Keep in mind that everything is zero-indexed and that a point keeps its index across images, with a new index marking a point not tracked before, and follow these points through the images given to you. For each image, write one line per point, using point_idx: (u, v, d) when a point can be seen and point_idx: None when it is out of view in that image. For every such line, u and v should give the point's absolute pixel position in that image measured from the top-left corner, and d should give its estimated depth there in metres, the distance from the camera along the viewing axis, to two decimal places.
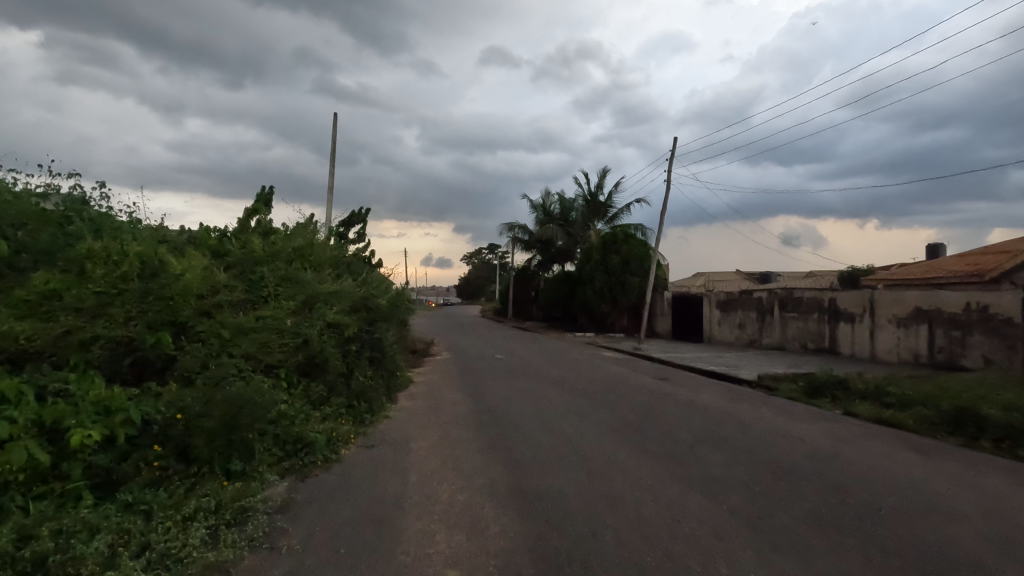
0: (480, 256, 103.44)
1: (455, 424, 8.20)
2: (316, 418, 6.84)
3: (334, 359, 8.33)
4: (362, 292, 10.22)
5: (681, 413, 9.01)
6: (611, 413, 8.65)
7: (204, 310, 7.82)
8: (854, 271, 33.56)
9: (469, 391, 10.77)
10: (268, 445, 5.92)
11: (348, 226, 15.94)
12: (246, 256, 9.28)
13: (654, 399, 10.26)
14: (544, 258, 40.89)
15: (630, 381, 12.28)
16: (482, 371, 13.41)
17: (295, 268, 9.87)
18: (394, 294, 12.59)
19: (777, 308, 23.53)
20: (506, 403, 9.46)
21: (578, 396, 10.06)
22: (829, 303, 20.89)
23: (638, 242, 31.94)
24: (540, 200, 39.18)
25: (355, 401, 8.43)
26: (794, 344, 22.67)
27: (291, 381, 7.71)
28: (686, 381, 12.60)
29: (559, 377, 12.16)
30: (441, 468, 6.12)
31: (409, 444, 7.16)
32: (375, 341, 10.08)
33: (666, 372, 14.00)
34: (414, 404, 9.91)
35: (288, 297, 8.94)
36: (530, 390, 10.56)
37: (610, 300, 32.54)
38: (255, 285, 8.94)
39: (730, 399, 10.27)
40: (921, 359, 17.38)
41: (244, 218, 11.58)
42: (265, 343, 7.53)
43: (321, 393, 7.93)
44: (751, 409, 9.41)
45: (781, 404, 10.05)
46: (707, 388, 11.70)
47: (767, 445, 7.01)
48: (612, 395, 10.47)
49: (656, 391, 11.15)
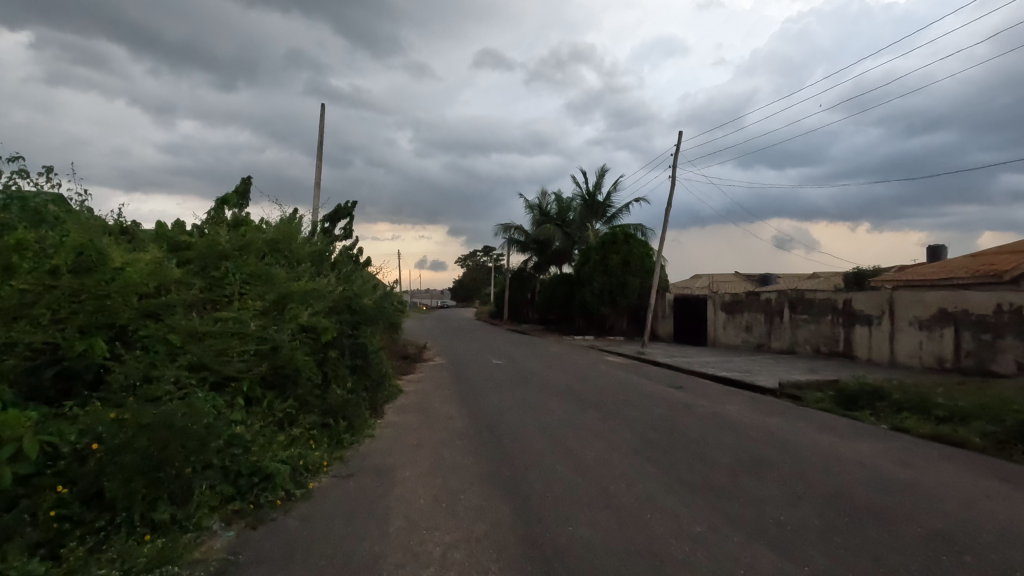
0: (474, 259, 102.34)
1: (450, 446, 6.99)
2: (279, 443, 5.60)
3: (308, 369, 7.08)
4: (343, 291, 8.99)
5: (711, 430, 7.81)
6: (633, 432, 7.45)
7: (150, 312, 6.55)
8: (860, 272, 32.63)
9: (465, 404, 9.55)
10: (213, 481, 4.69)
11: (334, 221, 14.72)
12: (208, 249, 8.02)
13: (675, 413, 9.05)
14: (541, 259, 39.72)
15: (644, 391, 11.08)
16: (479, 380, 12.19)
17: (266, 264, 8.62)
18: (383, 294, 11.33)
19: (786, 310, 22.48)
20: (509, 419, 8.26)
21: (590, 411, 8.86)
22: (844, 305, 19.84)
23: (639, 242, 30.79)
24: (537, 200, 38.02)
25: (332, 419, 7.19)
26: (805, 348, 21.62)
27: (256, 396, 6.45)
28: (705, 390, 11.43)
29: (564, 388, 10.93)
30: (434, 509, 4.93)
31: (395, 472, 5.97)
32: (359, 347, 8.84)
33: (680, 379, 12.83)
34: (403, 419, 8.69)
35: (256, 296, 7.69)
36: (536, 403, 9.34)
37: (610, 302, 31.40)
38: (217, 284, 7.69)
39: (760, 412, 9.13)
40: (946, 364, 16.33)
41: (214, 208, 10.31)
42: (224, 351, 6.29)
43: (290, 409, 6.66)
44: (787, 425, 8.26)
45: (819, 417, 8.91)
46: (730, 398, 10.55)
47: (824, 474, 5.85)
48: (628, 408, 9.25)
49: (675, 402, 9.97)
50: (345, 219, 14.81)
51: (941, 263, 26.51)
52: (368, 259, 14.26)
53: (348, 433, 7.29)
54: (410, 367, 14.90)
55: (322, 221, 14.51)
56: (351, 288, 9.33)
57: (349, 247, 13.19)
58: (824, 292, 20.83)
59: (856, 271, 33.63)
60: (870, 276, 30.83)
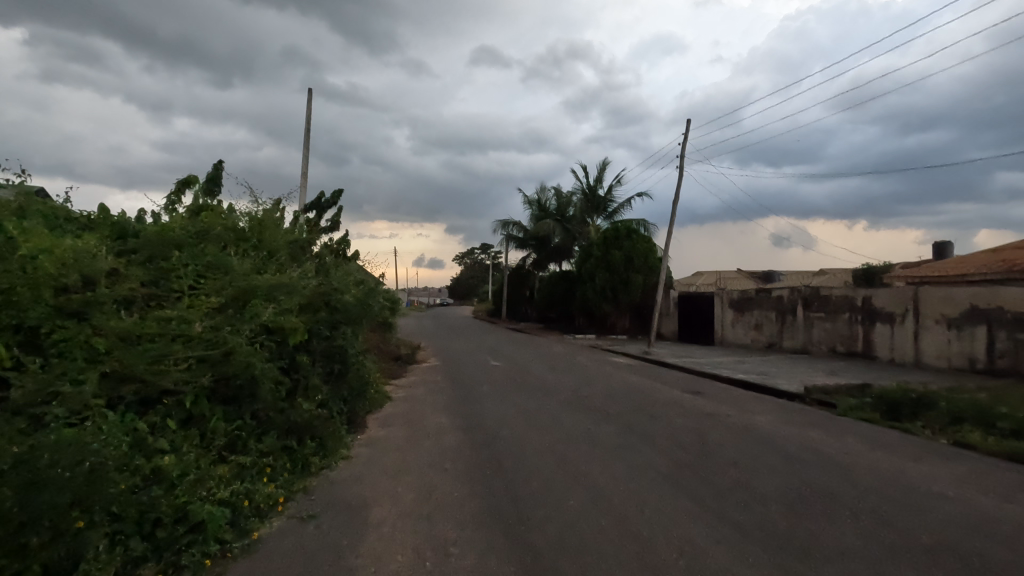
0: (472, 257, 101.20)
1: (441, 473, 5.82)
2: (221, 478, 4.41)
3: (270, 379, 5.86)
4: (318, 286, 7.78)
5: (745, 450, 6.67)
6: (657, 455, 6.29)
7: (71, 311, 5.33)
8: (869, 268, 31.53)
9: (459, 416, 8.39)
10: (114, 540, 3.50)
11: (317, 210, 13.49)
12: (158, 237, 6.84)
13: (698, 426, 7.93)
14: (541, 256, 38.53)
15: (661, 399, 9.91)
16: (476, 386, 11.03)
17: (228, 254, 7.40)
18: (368, 290, 10.11)
19: (799, 308, 21.35)
20: (511, 436, 7.11)
21: (605, 425, 7.74)
22: (863, 302, 18.70)
23: (642, 238, 29.63)
24: (536, 195, 36.83)
25: (298, 439, 6.02)
26: (820, 347, 20.52)
27: (202, 415, 5.22)
28: (728, 397, 10.28)
29: (571, 396, 9.79)
30: (414, 571, 3.75)
31: (368, 510, 4.78)
32: (336, 351, 7.65)
33: (698, 384, 11.68)
34: (388, 434, 7.50)
35: (211, 292, 6.50)
36: (540, 416, 8.20)
37: (612, 300, 30.25)
38: (165, 278, 6.49)
39: (798, 425, 7.97)
40: (978, 365, 15.25)
41: (174, 192, 9.08)
42: (162, 357, 5.07)
43: (245, 428, 5.47)
44: (834, 442, 7.10)
45: (866, 431, 7.76)
46: (757, 406, 9.40)
47: (902, 516, 4.71)
48: (645, 421, 8.13)
49: (698, 412, 8.82)
50: (329, 210, 13.60)
51: (959, 258, 25.36)
52: (354, 254, 13.06)
53: (316, 456, 6.12)
54: (402, 371, 13.74)
55: (304, 211, 13.29)
56: (329, 283, 8.13)
57: (332, 241, 11.96)
58: (841, 289, 19.70)
59: (866, 266, 32.54)
60: (882, 272, 29.70)
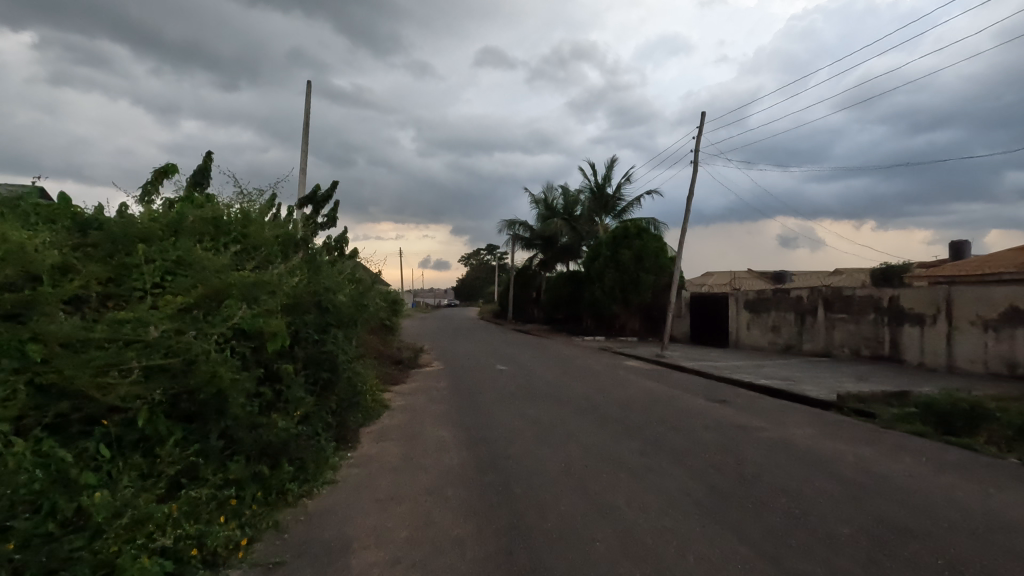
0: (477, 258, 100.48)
1: (439, 502, 5.00)
2: (165, 521, 3.59)
3: (243, 391, 5.04)
4: (306, 284, 6.97)
5: (789, 473, 5.81)
6: (690, 482, 5.46)
7: (6, 313, 4.56)
8: (887, 268, 30.47)
9: (462, 430, 7.55)
10: None
11: (311, 205, 12.68)
12: (121, 229, 6.04)
13: (731, 442, 7.06)
14: (548, 256, 37.71)
15: (684, 409, 9.04)
16: (481, 394, 10.19)
17: (203, 248, 6.57)
18: (364, 289, 9.29)
19: (820, 309, 20.39)
20: (521, 456, 6.28)
21: (626, 441, 6.89)
22: (889, 303, 17.74)
23: (652, 237, 28.71)
24: (542, 194, 35.98)
25: (273, 463, 5.20)
26: (842, 350, 19.57)
27: (157, 435, 4.41)
28: (757, 407, 9.40)
29: (585, 406, 8.95)
30: None
31: (351, 553, 3.98)
32: (324, 358, 6.82)
33: (721, 392, 10.80)
34: (382, 451, 6.69)
35: (177, 291, 5.69)
36: (552, 430, 7.34)
37: (622, 301, 29.36)
38: (126, 275, 5.70)
39: (845, 442, 7.07)
40: (1017, 370, 14.28)
41: (150, 181, 8.20)
42: (109, 368, 4.24)
43: (209, 451, 4.66)
44: (892, 462, 6.20)
45: (921, 448, 6.87)
46: (792, 418, 8.52)
47: (1003, 564, 3.85)
48: (669, 436, 7.25)
49: (727, 424, 7.94)
50: (324, 205, 12.79)
51: (984, 257, 24.33)
52: (352, 252, 12.25)
53: (293, 482, 5.31)
54: (402, 377, 12.91)
55: (298, 206, 12.49)
56: (318, 280, 7.31)
57: (327, 238, 11.14)
58: (865, 289, 18.75)
59: (884, 266, 31.51)
60: (901, 271, 28.63)
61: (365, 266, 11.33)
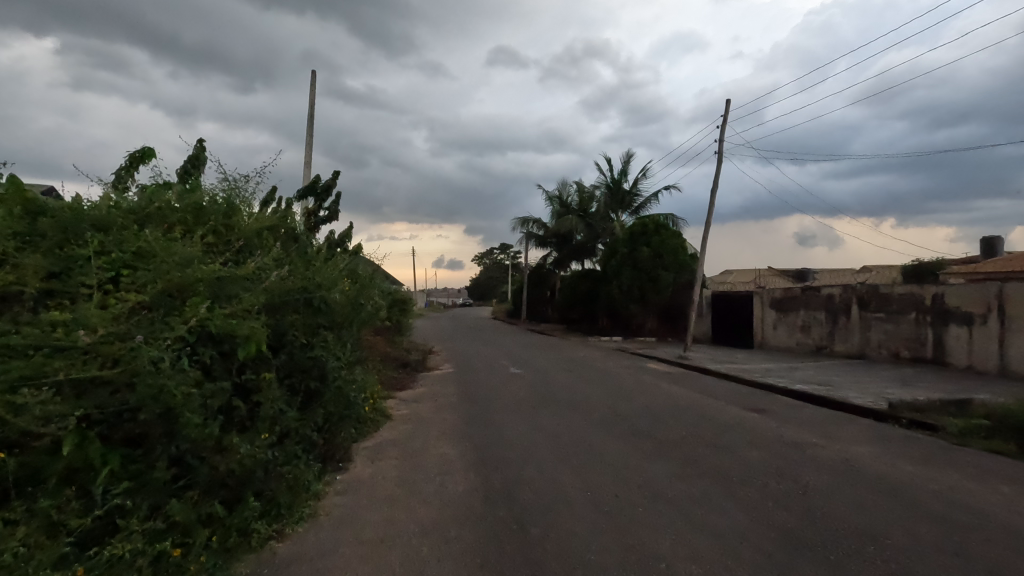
0: (490, 257, 99.64)
1: (439, 546, 4.11)
2: None
3: (200, 409, 4.16)
4: (293, 281, 6.08)
5: (863, 510, 4.80)
6: (744, 523, 4.48)
7: None
8: (920, 264, 28.99)
9: (471, 447, 6.64)
10: None
11: (310, 197, 11.83)
12: (74, 216, 5.19)
13: (783, 463, 6.05)
14: (562, 254, 36.75)
15: (722, 421, 8.01)
16: (493, 402, 9.26)
17: (172, 238, 5.69)
18: (365, 286, 8.38)
19: (854, 307, 19.16)
20: (539, 482, 5.37)
21: (660, 463, 5.92)
22: (933, 301, 16.51)
23: (671, 233, 27.57)
24: (556, 190, 34.93)
25: (235, 497, 4.31)
26: (879, 351, 18.34)
27: (87, 467, 3.54)
28: (803, 418, 8.37)
29: (608, 418, 7.96)
30: None
31: None
32: (310, 365, 5.93)
33: (759, 400, 9.73)
34: (377, 473, 5.80)
35: (134, 288, 4.82)
36: (574, 450, 6.38)
37: (640, 300, 28.25)
38: (75, 268, 4.84)
39: (919, 464, 6.04)
40: None
41: (125, 168, 7.34)
42: (22, 384, 3.38)
43: (152, 486, 3.78)
44: (987, 493, 5.16)
45: (1012, 473, 5.82)
46: (847, 432, 7.48)
47: None
48: (710, 457, 6.23)
49: (774, 441, 6.93)
50: (326, 196, 11.95)
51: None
52: (356, 247, 11.40)
53: (260, 520, 4.42)
54: (409, 381, 12.04)
55: (297, 199, 11.66)
56: (308, 276, 6.43)
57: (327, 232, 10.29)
58: (904, 286, 17.50)
59: (915, 263, 30.00)
60: (935, 267, 27.13)
61: (368, 262, 10.45)
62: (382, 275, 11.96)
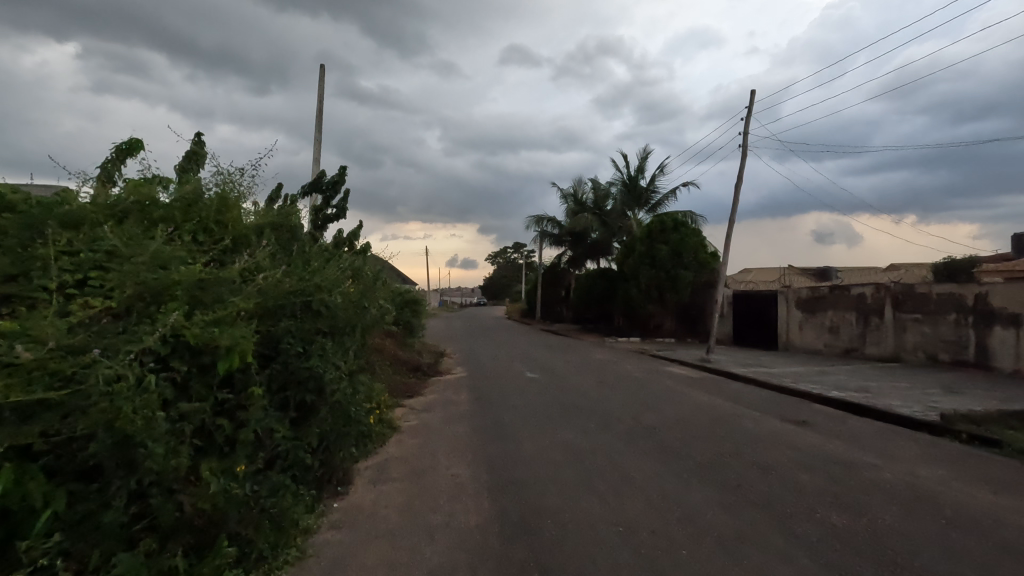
0: (504, 256, 98.96)
1: None
2: None
3: (169, 436, 3.56)
4: (289, 282, 5.47)
5: (946, 556, 4.08)
6: (809, 571, 3.79)
7: None
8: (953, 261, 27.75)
9: (485, 465, 6.02)
10: None
11: (315, 192, 11.25)
12: (40, 210, 4.62)
13: (842, 491, 5.31)
14: (578, 253, 36.00)
15: (762, 436, 7.28)
16: (507, 412, 8.61)
17: (153, 235, 5.12)
18: (371, 288, 7.74)
19: (887, 308, 18.18)
20: (563, 513, 4.73)
21: (701, 493, 5.21)
22: (975, 301, 15.53)
23: (691, 231, 26.68)
24: (571, 187, 34.14)
25: (206, 540, 3.69)
26: (915, 354, 17.36)
27: (24, 510, 2.95)
28: (849, 432, 7.60)
29: (637, 433, 7.22)
30: None
31: None
32: (305, 377, 5.25)
33: (797, 411, 8.96)
34: (379, 499, 5.20)
35: (102, 292, 4.24)
36: (600, 472, 5.72)
37: (658, 300, 27.38)
38: (35, 270, 4.25)
39: (1000, 493, 5.28)
40: None
41: (110, 160, 6.76)
42: None
43: (103, 531, 3.18)
44: None
45: None
46: (903, 450, 6.72)
47: None
48: (757, 482, 5.50)
49: (824, 461, 6.20)
50: (332, 192, 11.36)
51: None
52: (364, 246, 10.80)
53: (234, 567, 3.80)
54: (419, 387, 11.43)
55: (302, 195, 11.08)
56: (305, 277, 5.82)
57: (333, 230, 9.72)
58: (943, 285, 16.51)
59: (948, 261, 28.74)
60: (968, 265, 25.92)
61: (376, 262, 9.83)
62: (391, 275, 11.36)
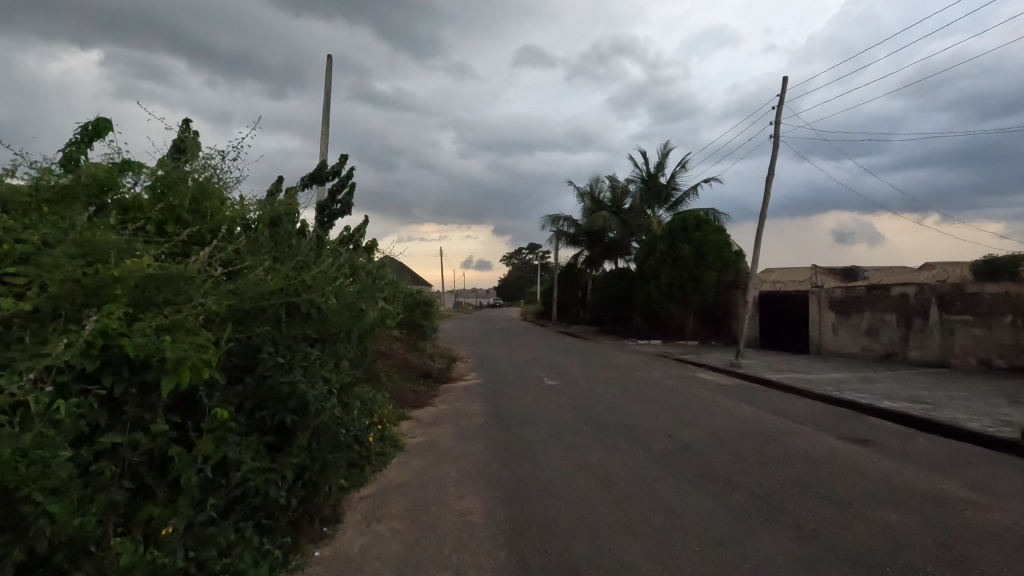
0: (518, 257, 97.96)
1: None
2: None
3: (79, 483, 2.67)
4: (273, 280, 4.54)
5: None
6: None
7: None
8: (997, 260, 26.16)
9: (502, 498, 5.09)
10: None
11: (315, 184, 10.38)
12: None
13: (948, 542, 4.24)
14: (595, 252, 34.91)
15: (826, 460, 6.21)
16: (526, 427, 7.65)
17: (104, 222, 4.24)
18: (373, 288, 6.83)
19: (933, 309, 16.86)
20: (601, 568, 3.81)
21: (769, 544, 4.22)
22: None
23: (714, 228, 25.48)
24: (588, 186, 33.11)
25: None
26: (965, 359, 16.04)
27: None
28: (926, 455, 6.50)
29: (679, 457, 6.21)
30: None
31: None
32: (286, 395, 4.32)
33: (856, 428, 7.86)
34: (369, 548, 4.26)
35: (23, 291, 3.40)
36: (639, 509, 4.79)
37: (680, 301, 26.21)
38: None
39: None
40: None
41: (75, 143, 5.86)
42: None
43: None
44: None
45: None
46: (1000, 481, 5.62)
47: None
48: (837, 528, 4.48)
49: (911, 497, 5.12)
50: (334, 184, 10.49)
51: None
52: (369, 243, 9.92)
53: None
54: (428, 396, 10.52)
55: (303, 189, 10.22)
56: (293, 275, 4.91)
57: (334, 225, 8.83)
58: (998, 285, 15.19)
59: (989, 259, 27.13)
60: (1013, 263, 24.36)
61: (382, 260, 8.94)
62: (398, 274, 10.46)
